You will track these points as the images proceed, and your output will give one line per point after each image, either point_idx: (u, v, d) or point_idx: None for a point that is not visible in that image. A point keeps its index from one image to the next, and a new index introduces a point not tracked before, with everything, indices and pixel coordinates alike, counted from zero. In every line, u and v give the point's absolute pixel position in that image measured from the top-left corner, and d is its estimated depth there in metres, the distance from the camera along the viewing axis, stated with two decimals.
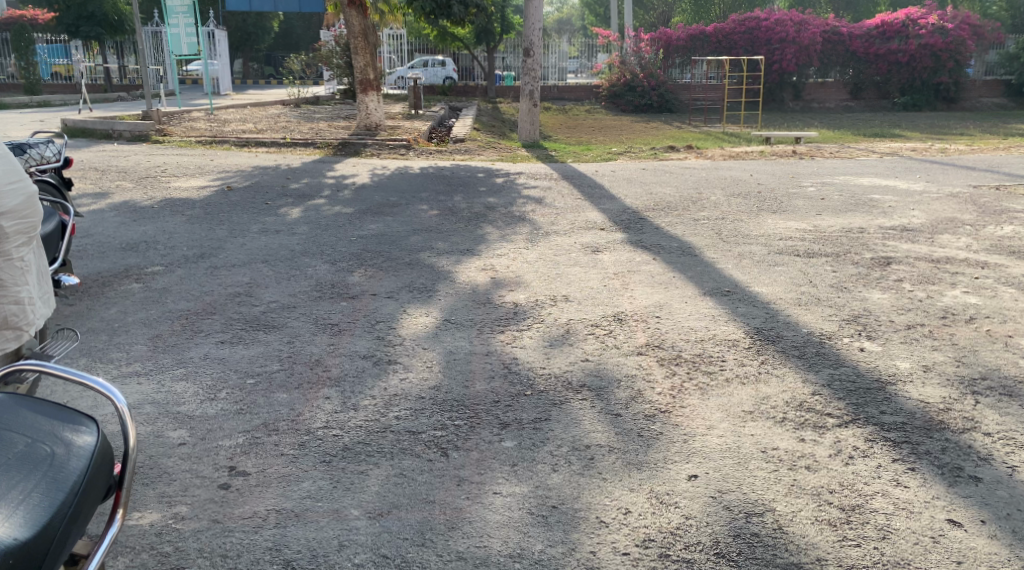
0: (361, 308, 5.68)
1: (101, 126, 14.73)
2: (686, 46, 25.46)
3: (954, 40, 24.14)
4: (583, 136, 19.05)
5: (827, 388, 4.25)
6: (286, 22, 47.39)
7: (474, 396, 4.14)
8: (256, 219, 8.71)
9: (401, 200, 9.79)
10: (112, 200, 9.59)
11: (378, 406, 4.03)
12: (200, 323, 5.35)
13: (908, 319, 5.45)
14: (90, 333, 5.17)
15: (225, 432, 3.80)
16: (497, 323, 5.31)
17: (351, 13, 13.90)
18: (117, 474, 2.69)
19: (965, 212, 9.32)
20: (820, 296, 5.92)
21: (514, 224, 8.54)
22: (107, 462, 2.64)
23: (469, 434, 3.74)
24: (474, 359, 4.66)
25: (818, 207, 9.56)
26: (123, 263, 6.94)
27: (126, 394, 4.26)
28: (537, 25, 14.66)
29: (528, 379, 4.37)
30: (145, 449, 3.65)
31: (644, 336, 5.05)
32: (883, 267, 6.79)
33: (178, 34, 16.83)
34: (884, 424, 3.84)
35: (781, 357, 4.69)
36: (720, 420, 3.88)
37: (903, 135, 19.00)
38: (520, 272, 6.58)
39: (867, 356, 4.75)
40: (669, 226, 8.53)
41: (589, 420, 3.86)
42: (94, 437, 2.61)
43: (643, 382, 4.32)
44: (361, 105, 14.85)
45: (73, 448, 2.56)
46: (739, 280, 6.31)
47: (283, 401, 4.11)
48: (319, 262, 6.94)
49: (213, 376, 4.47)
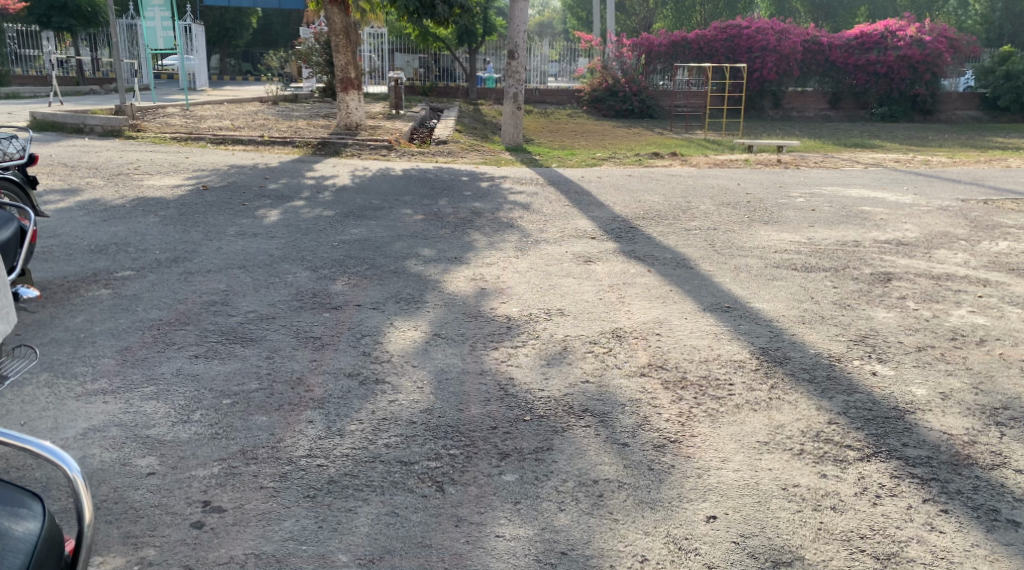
0: (345, 320, 5.38)
1: (73, 120, 14.34)
2: (668, 52, 25.38)
3: (932, 52, 23.97)
4: (566, 140, 18.85)
5: (843, 416, 3.99)
6: (265, 20, 47.02)
7: (469, 421, 3.86)
8: (232, 221, 8.39)
9: (384, 202, 9.52)
10: (81, 197, 9.25)
11: (366, 432, 3.74)
12: (173, 335, 5.03)
13: (916, 340, 5.16)
14: (52, 344, 4.86)
15: (199, 460, 3.49)
16: (489, 339, 5.02)
17: (333, 10, 13.61)
18: (66, 555, 2.45)
19: (958, 226, 9.13)
20: (825, 314, 5.66)
21: (502, 231, 8.28)
22: (54, 549, 2.38)
23: (466, 466, 3.45)
24: (468, 380, 4.36)
25: (809, 219, 9.34)
26: (91, 266, 6.60)
27: (89, 414, 3.94)
28: (522, 27, 14.28)
29: (526, 402, 4.09)
30: (108, 480, 3.32)
31: (645, 356, 4.77)
32: (884, 284, 6.54)
33: (154, 27, 16.43)
34: (908, 458, 3.59)
35: (791, 381, 4.41)
36: (734, 452, 3.62)
37: (883, 145, 18.87)
38: (512, 283, 6.31)
39: (881, 381, 4.44)
40: (661, 235, 8.29)
41: (595, 450, 3.59)
42: (37, 522, 2.35)
43: (649, 408, 4.04)
44: (341, 105, 14.51)
45: (10, 538, 2.28)
46: (739, 296, 6.06)
47: (263, 425, 3.82)
48: (300, 268, 6.65)
49: (186, 395, 4.15)
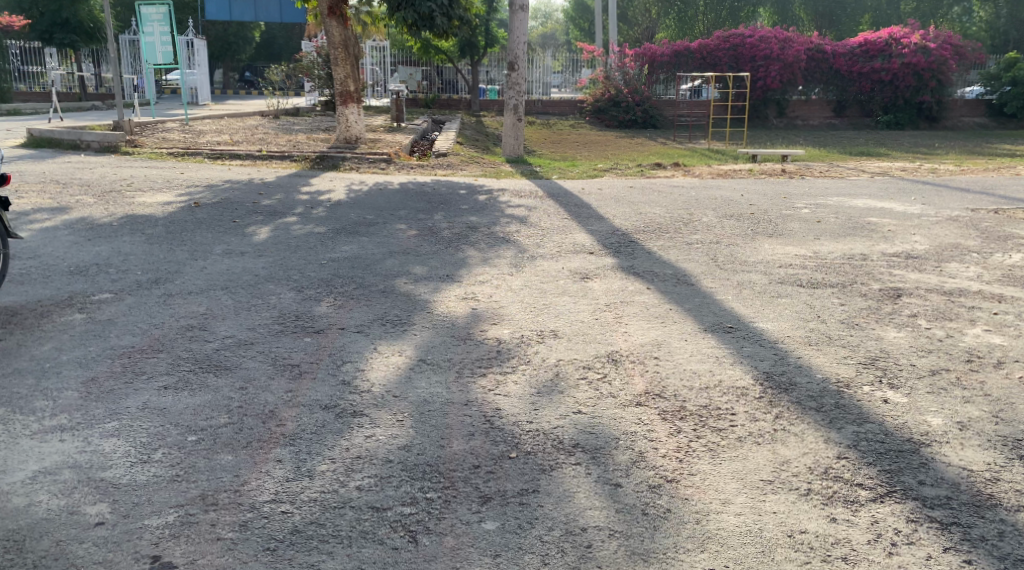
0: (327, 344, 5.11)
1: (69, 136, 14.13)
2: (671, 62, 24.98)
3: (937, 59, 23.72)
4: (568, 151, 18.65)
5: (853, 450, 3.68)
6: (268, 34, 47.04)
7: (450, 459, 3.59)
8: (220, 238, 8.15)
9: (379, 218, 9.25)
10: (69, 216, 9.01)
11: (338, 473, 3.49)
12: (143, 363, 4.77)
13: (929, 362, 4.84)
14: (14, 376, 4.60)
15: (154, 508, 3.26)
16: (477, 365, 4.75)
17: (331, 24, 13.39)
18: None
19: (969, 238, 8.83)
20: (831, 335, 5.36)
21: (497, 247, 8.01)
22: None
23: (444, 513, 3.22)
24: (451, 412, 4.07)
25: (814, 231, 9.07)
26: (68, 289, 6.34)
27: (42, 455, 3.68)
28: (522, 39, 13.97)
29: (513, 436, 3.81)
30: (50, 533, 3.12)
31: (642, 383, 4.47)
32: (894, 300, 6.23)
33: (152, 42, 16.21)
34: (926, 498, 3.30)
35: (797, 410, 4.10)
36: (736, 492, 3.35)
37: (890, 154, 18.61)
38: (504, 303, 6.03)
39: (894, 410, 4.12)
40: (662, 250, 8.01)
41: (584, 493, 3.34)
42: None
43: (645, 443, 3.76)
44: (340, 118, 14.28)
45: None
46: (741, 314, 5.78)
47: (228, 465, 3.56)
48: (285, 289, 6.37)
49: (149, 431, 3.88)
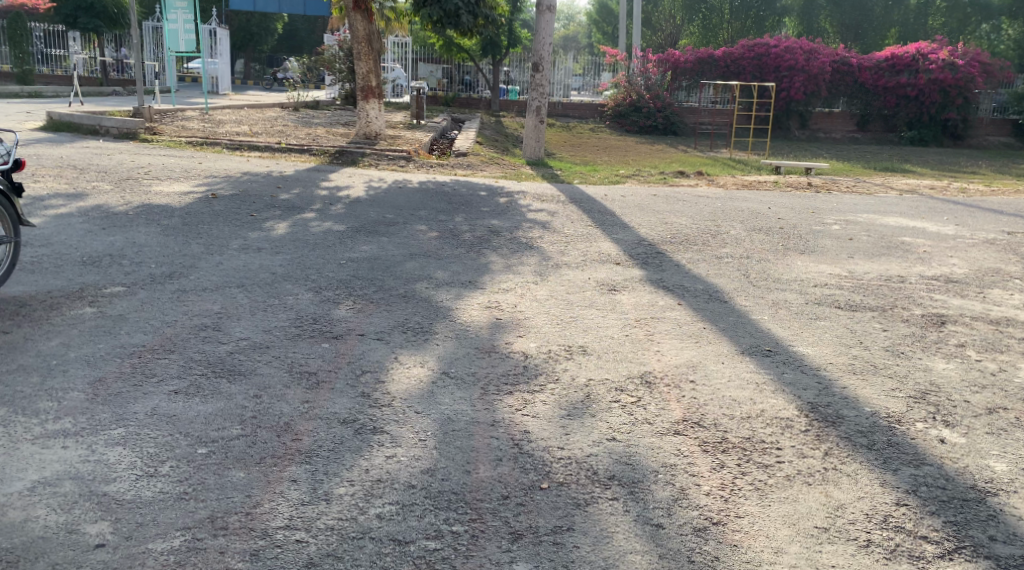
0: (346, 352, 4.86)
1: (89, 121, 13.95)
2: (694, 69, 24.65)
3: (965, 76, 23.32)
4: (587, 155, 18.40)
5: (912, 497, 3.41)
6: (291, 25, 47.02)
7: (477, 487, 3.34)
8: (237, 232, 7.94)
9: (398, 217, 9.02)
10: (85, 203, 8.80)
11: (356, 497, 3.25)
12: (153, 364, 4.53)
13: (985, 399, 4.55)
14: (18, 373, 4.36)
15: (160, 529, 3.03)
16: (503, 381, 4.48)
17: (356, 18, 13.16)
18: None
19: (1008, 263, 8.52)
20: (877, 363, 5.07)
21: (520, 253, 7.76)
22: None
23: (472, 549, 2.99)
24: (477, 433, 3.81)
25: (847, 249, 8.77)
26: (80, 280, 6.11)
27: (43, 463, 3.44)
28: (547, 40, 13.66)
29: (545, 464, 3.55)
30: (47, 554, 2.90)
31: (679, 410, 4.20)
32: (938, 328, 5.93)
33: (176, 29, 16.00)
34: (1000, 558, 3.04)
35: (847, 448, 3.82)
36: (789, 541, 3.10)
37: (917, 171, 18.28)
38: (529, 314, 5.76)
39: (951, 451, 3.85)
40: (691, 263, 7.74)
41: (624, 534, 3.10)
42: None
43: (685, 477, 3.50)
44: (361, 113, 13.99)
45: None
46: (780, 337, 5.51)
47: (239, 483, 3.31)
48: (302, 289, 6.12)
49: (158, 441, 3.64)
